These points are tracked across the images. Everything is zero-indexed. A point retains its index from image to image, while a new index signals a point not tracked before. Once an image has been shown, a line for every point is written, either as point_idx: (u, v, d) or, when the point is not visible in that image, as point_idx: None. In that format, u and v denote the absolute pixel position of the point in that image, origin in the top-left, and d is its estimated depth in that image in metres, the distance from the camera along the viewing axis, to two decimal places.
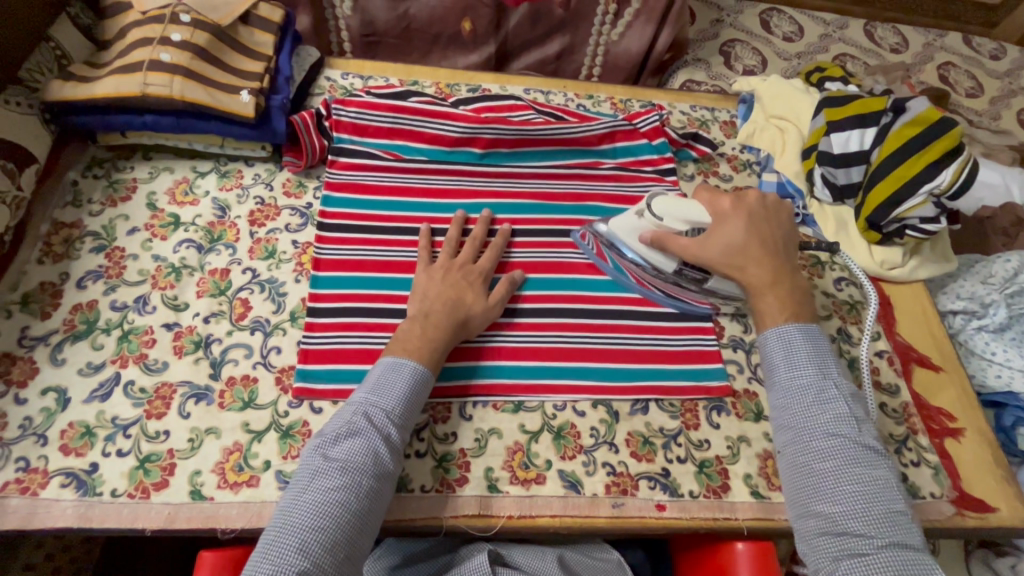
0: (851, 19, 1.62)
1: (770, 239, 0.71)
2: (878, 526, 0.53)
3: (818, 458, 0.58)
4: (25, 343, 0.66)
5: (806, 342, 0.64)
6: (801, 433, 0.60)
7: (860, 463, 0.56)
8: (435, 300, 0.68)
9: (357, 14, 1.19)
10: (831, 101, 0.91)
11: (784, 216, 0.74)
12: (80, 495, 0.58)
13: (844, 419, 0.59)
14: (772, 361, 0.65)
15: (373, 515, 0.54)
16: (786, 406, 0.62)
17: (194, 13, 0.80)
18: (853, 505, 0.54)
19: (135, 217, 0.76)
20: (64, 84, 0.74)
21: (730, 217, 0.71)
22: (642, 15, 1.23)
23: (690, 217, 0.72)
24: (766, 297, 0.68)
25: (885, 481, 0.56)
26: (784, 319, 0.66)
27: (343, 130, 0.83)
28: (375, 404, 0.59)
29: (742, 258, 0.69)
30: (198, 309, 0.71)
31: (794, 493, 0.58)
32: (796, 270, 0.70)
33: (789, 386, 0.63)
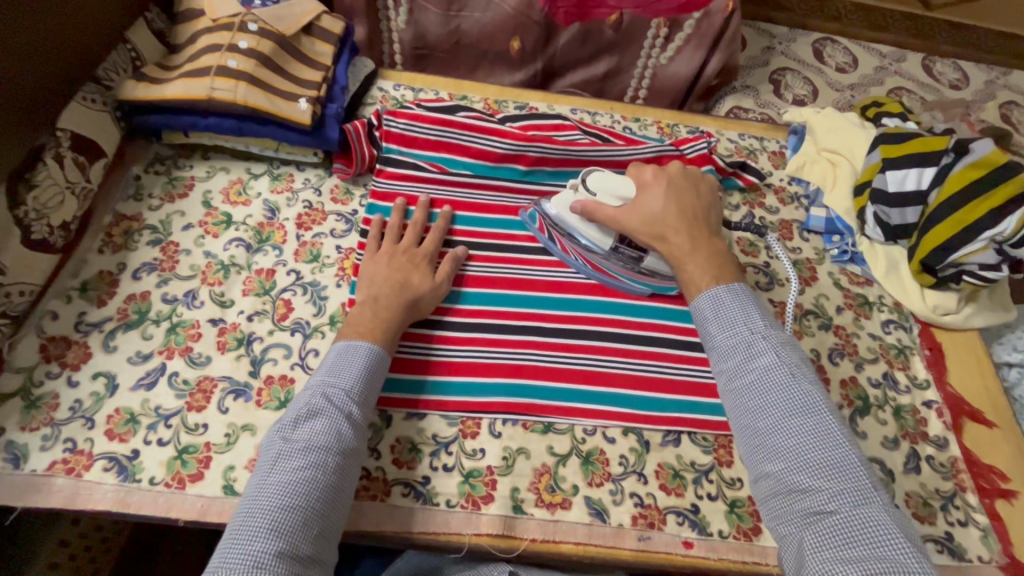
0: (908, 53, 1.58)
1: (689, 206, 0.74)
2: (825, 475, 0.53)
3: (760, 417, 0.58)
4: (81, 329, 0.68)
5: (734, 300, 0.65)
6: (740, 395, 0.60)
7: (798, 413, 0.57)
8: (382, 283, 0.70)
9: (411, 27, 1.22)
10: (888, 137, 0.89)
11: (705, 186, 0.79)
12: (121, 480, 0.60)
13: (780, 372, 0.59)
14: (707, 325, 0.65)
15: (342, 490, 0.55)
16: (724, 367, 0.63)
17: (261, 22, 0.83)
18: (798, 461, 0.54)
19: (190, 213, 0.79)
20: (137, 84, 0.78)
21: (650, 187, 0.75)
22: (692, 40, 1.22)
23: (619, 189, 0.76)
24: (686, 263, 0.70)
25: (828, 427, 0.55)
26: (707, 283, 0.68)
27: (391, 141, 0.85)
28: (334, 385, 0.60)
29: (663, 227, 0.72)
30: (242, 307, 0.73)
31: (747, 455, 0.59)
32: (716, 233, 0.74)
33: (723, 345, 0.63)
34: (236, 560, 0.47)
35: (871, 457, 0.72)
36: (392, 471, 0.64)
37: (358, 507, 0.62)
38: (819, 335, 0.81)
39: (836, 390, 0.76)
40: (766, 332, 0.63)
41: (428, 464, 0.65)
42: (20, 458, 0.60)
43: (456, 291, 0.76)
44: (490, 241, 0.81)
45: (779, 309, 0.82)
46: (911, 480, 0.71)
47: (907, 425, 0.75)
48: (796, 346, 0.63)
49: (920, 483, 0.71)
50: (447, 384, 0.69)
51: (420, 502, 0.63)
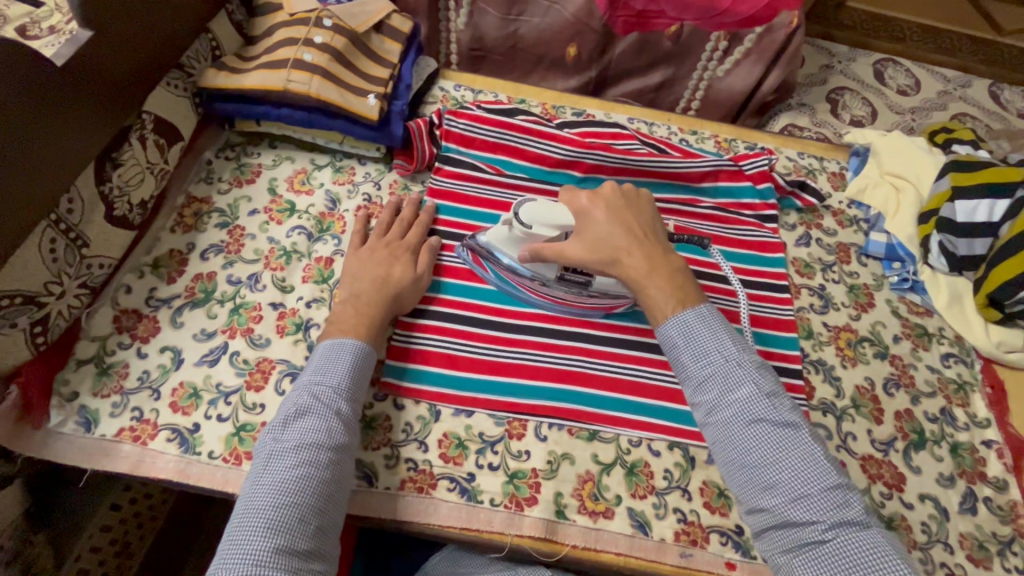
0: (975, 79, 1.53)
1: (635, 224, 0.68)
2: (820, 506, 0.52)
3: (746, 452, 0.56)
4: (151, 303, 0.72)
5: (704, 325, 0.62)
6: (723, 430, 0.58)
7: (785, 447, 0.55)
8: (365, 278, 0.69)
9: (469, 29, 1.24)
10: (960, 165, 0.87)
11: (644, 204, 0.72)
12: (182, 451, 0.63)
13: (759, 402, 0.57)
14: (679, 355, 0.62)
15: (337, 485, 0.55)
16: (702, 400, 0.60)
17: (336, 18, 0.85)
18: (789, 496, 0.54)
19: (256, 199, 0.82)
20: (217, 73, 0.82)
21: (591, 211, 0.69)
22: (752, 55, 1.21)
23: (559, 220, 0.69)
24: (648, 286, 0.64)
25: (813, 451, 0.55)
26: (671, 307, 0.63)
27: (451, 140, 0.86)
28: (321, 382, 0.60)
29: (615, 251, 0.66)
30: (302, 293, 0.75)
31: (735, 488, 0.58)
32: (668, 249, 0.68)
33: (700, 377, 0.60)
34: (237, 561, 0.48)
35: (924, 494, 0.70)
36: (439, 465, 0.65)
37: (404, 498, 0.63)
38: (875, 363, 0.79)
39: (890, 421, 0.74)
40: (739, 358, 0.60)
41: (473, 461, 0.66)
42: (91, 422, 0.64)
43: (438, 282, 0.76)
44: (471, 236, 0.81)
45: (832, 334, 0.81)
46: (966, 521, 0.69)
47: (965, 464, 0.73)
48: (765, 363, 0.61)
49: (976, 525, 0.69)
50: (496, 384, 0.70)
51: (465, 498, 0.64)
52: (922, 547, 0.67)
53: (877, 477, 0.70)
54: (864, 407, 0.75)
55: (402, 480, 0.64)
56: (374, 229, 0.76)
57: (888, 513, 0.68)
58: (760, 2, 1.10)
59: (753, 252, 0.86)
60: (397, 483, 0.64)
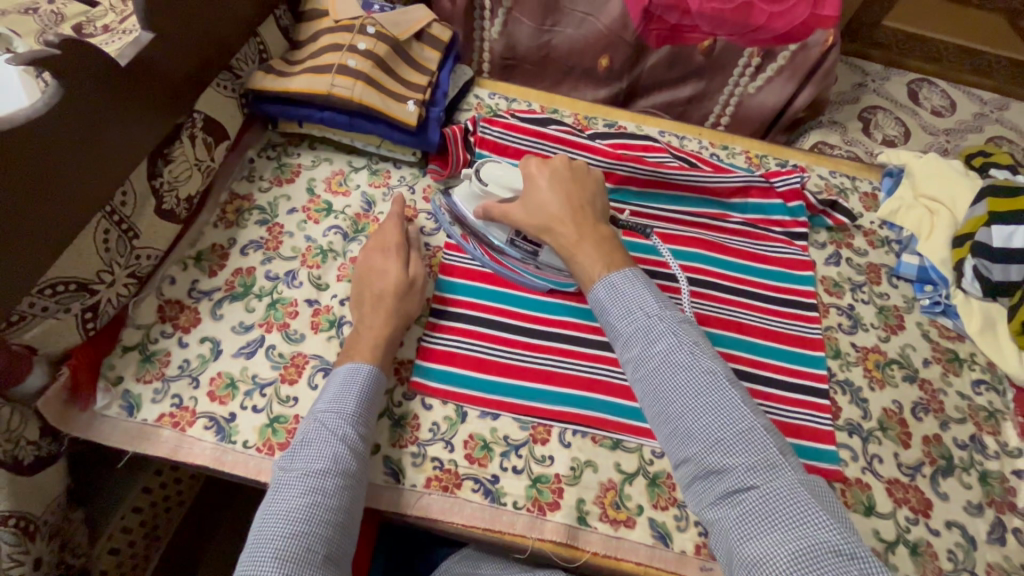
0: (1011, 102, 1.51)
1: (576, 197, 0.72)
2: (738, 451, 0.53)
3: (670, 403, 0.57)
4: (193, 295, 0.74)
5: (629, 284, 0.64)
6: (647, 383, 0.59)
7: (706, 397, 0.56)
8: (386, 281, 0.71)
9: (503, 38, 1.25)
10: (997, 190, 0.86)
11: (594, 179, 0.75)
12: (218, 439, 0.65)
13: (679, 354, 0.58)
14: (607, 315, 0.64)
15: (346, 512, 0.55)
16: (631, 356, 0.62)
17: (379, 26, 0.88)
18: (708, 443, 0.54)
19: (295, 198, 0.84)
20: (265, 76, 0.85)
21: (537, 180, 0.73)
22: (785, 72, 1.20)
23: (511, 180, 0.75)
24: (577, 254, 0.68)
25: (732, 399, 0.55)
26: (601, 271, 0.66)
27: (485, 147, 0.88)
28: (329, 410, 0.61)
29: (549, 220, 0.70)
30: (336, 291, 0.77)
31: (664, 444, 0.58)
32: (603, 220, 0.71)
33: (626, 334, 0.62)
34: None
35: (950, 521, 0.69)
36: (464, 465, 0.66)
37: (429, 496, 0.64)
38: (903, 386, 0.78)
39: (918, 446, 0.74)
40: (661, 313, 0.62)
41: (498, 464, 0.67)
42: (134, 406, 0.67)
43: (444, 282, 0.78)
44: None
45: (860, 355, 0.80)
46: (995, 551, 0.68)
47: (994, 493, 0.72)
48: (693, 321, 0.63)
49: (1004, 556, 0.68)
50: (522, 389, 0.71)
51: (488, 499, 0.65)
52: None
53: (903, 502, 0.69)
54: (892, 430, 0.74)
55: (428, 478, 0.65)
56: (382, 229, 0.78)
57: (914, 538, 0.67)
58: (794, 20, 1.13)
59: (780, 269, 0.85)
60: (423, 481, 0.65)
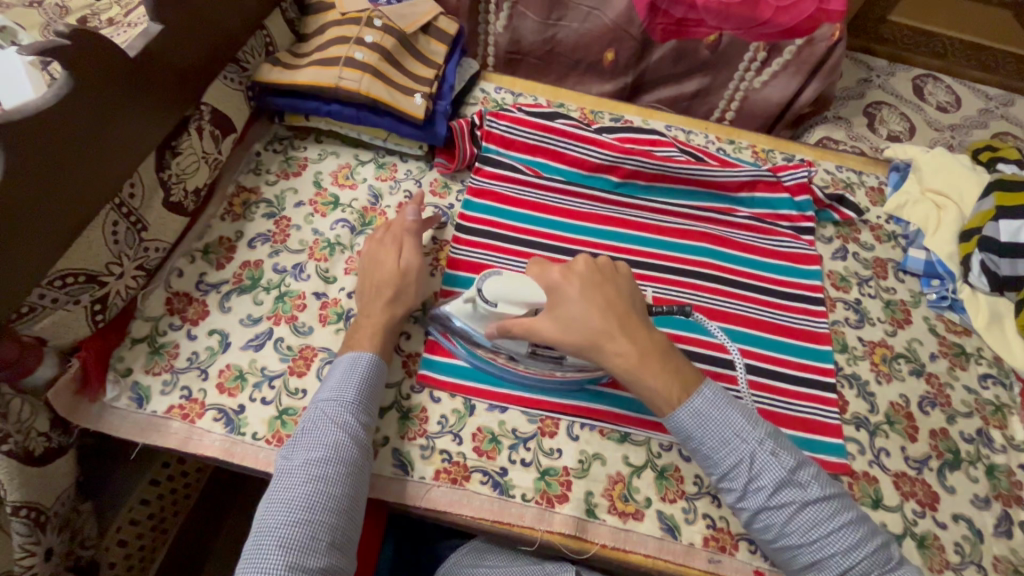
0: (1017, 97, 1.51)
1: (615, 303, 0.63)
2: (862, 569, 0.55)
3: (785, 534, 0.57)
4: (201, 288, 0.74)
5: (713, 408, 0.60)
6: (758, 517, 0.59)
7: (821, 523, 0.56)
8: (390, 273, 0.71)
9: (508, 32, 1.25)
10: (1004, 185, 0.86)
11: (619, 274, 0.67)
12: (228, 431, 0.65)
13: (786, 485, 0.57)
14: (697, 445, 0.61)
15: (349, 499, 0.55)
16: (734, 492, 0.59)
17: (386, 19, 0.88)
18: (832, 573, 0.56)
19: (302, 191, 0.84)
20: (272, 68, 0.85)
21: (563, 288, 0.63)
22: (790, 67, 1.20)
23: (526, 297, 0.63)
24: (646, 377, 0.61)
25: (841, 514, 0.57)
26: (680, 396, 0.61)
27: (492, 141, 0.88)
28: (330, 398, 0.61)
29: (595, 338, 0.61)
30: (344, 284, 0.77)
31: (779, 561, 0.60)
32: (650, 325, 0.64)
33: (727, 473, 0.59)
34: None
35: (958, 514, 0.69)
36: (473, 458, 0.67)
37: (438, 488, 0.65)
38: (910, 380, 0.78)
39: (924, 439, 0.74)
40: (754, 435, 0.60)
41: (506, 457, 0.67)
42: (143, 398, 0.67)
43: (452, 275, 0.78)
44: (481, 227, 0.82)
45: (867, 349, 0.80)
46: (1002, 544, 0.68)
47: (1000, 486, 0.72)
48: (776, 429, 0.62)
49: (1011, 548, 0.68)
50: (530, 382, 0.71)
51: (497, 491, 0.65)
52: (955, 567, 0.66)
53: (910, 495, 0.70)
54: (898, 424, 0.74)
55: (436, 470, 0.65)
56: (387, 221, 0.78)
57: (921, 531, 0.67)
58: (801, 14, 1.12)
59: (786, 263, 0.85)
60: (432, 473, 0.65)
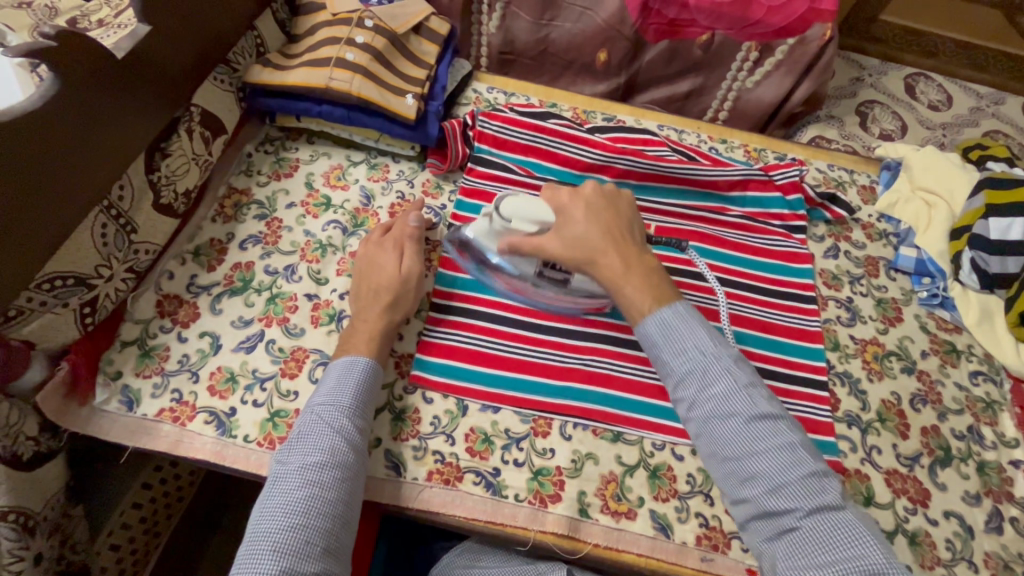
0: (1008, 96, 1.51)
1: (615, 226, 0.69)
2: (797, 494, 0.54)
3: (724, 444, 0.58)
4: (192, 290, 0.74)
5: (680, 321, 0.63)
6: (703, 424, 0.60)
7: (762, 436, 0.57)
8: (390, 277, 0.71)
9: (501, 33, 1.25)
10: (994, 182, 0.87)
11: (626, 203, 0.73)
12: (219, 433, 0.65)
13: (735, 395, 0.59)
14: (658, 351, 0.64)
15: (344, 504, 0.55)
16: (685, 396, 0.62)
17: (377, 19, 0.88)
18: (766, 484, 0.55)
19: (294, 193, 0.84)
20: (263, 70, 0.85)
21: (570, 210, 0.69)
22: (782, 66, 1.20)
23: (537, 217, 0.69)
24: (624, 286, 0.66)
25: (790, 440, 0.56)
26: (650, 306, 0.65)
27: (484, 141, 0.88)
28: (326, 402, 0.60)
29: (591, 250, 0.67)
30: (336, 285, 0.77)
31: (720, 483, 0.60)
32: (644, 248, 0.69)
33: (680, 374, 0.62)
34: None
35: (949, 511, 0.70)
36: (465, 459, 0.66)
37: (430, 489, 0.65)
38: (901, 378, 0.78)
39: (915, 437, 0.74)
40: (714, 351, 0.62)
41: (499, 457, 0.67)
42: (133, 401, 0.66)
43: (444, 276, 0.78)
44: None
45: (859, 347, 0.80)
46: (993, 540, 0.69)
47: (991, 483, 0.73)
48: (745, 360, 0.63)
49: (1002, 545, 0.69)
50: (523, 382, 0.71)
51: (489, 492, 0.65)
52: (946, 564, 0.66)
53: (902, 492, 0.70)
54: (890, 421, 0.75)
55: (429, 471, 0.65)
56: (387, 223, 0.78)
57: (913, 528, 0.68)
58: (792, 14, 1.12)
59: (778, 262, 0.86)
60: (424, 474, 0.65)
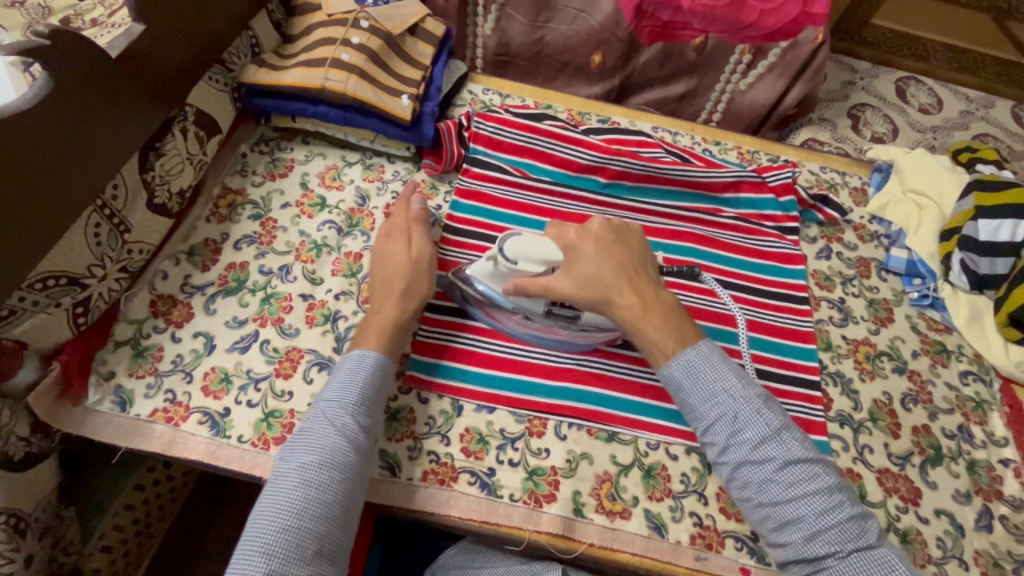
0: (998, 99, 1.53)
1: (626, 262, 0.68)
2: (838, 538, 0.54)
3: (761, 490, 0.58)
4: (186, 290, 0.74)
5: (708, 365, 0.63)
6: (736, 470, 0.60)
7: (797, 482, 0.57)
8: (401, 263, 0.71)
9: (496, 34, 1.25)
10: (983, 185, 0.88)
11: (635, 236, 0.72)
12: (213, 434, 0.65)
13: (768, 440, 0.59)
14: (686, 397, 0.64)
15: (340, 506, 0.55)
16: (716, 442, 0.62)
17: (372, 20, 0.88)
18: (805, 532, 0.56)
19: (289, 193, 0.84)
20: (258, 69, 0.84)
21: (580, 247, 0.68)
22: (775, 69, 1.21)
23: (545, 255, 0.66)
24: (644, 327, 0.65)
25: (824, 482, 0.57)
26: (675, 348, 0.65)
27: (479, 142, 0.88)
28: (331, 402, 0.60)
29: (606, 289, 0.66)
30: (331, 285, 0.77)
31: (756, 524, 0.60)
32: (658, 283, 0.69)
33: (710, 420, 0.62)
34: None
35: (939, 509, 0.70)
36: (460, 459, 0.67)
37: (426, 489, 0.64)
38: (893, 378, 0.79)
39: (907, 436, 0.75)
40: (743, 393, 0.62)
41: (494, 457, 0.67)
42: (126, 402, 0.66)
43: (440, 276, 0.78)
44: (471, 229, 0.83)
45: (851, 347, 0.81)
46: (983, 539, 0.69)
47: (981, 481, 0.73)
48: (772, 398, 0.63)
49: (992, 542, 0.69)
50: (518, 382, 0.71)
51: (485, 492, 0.65)
52: (937, 562, 0.67)
53: (893, 491, 0.71)
54: (882, 420, 0.75)
55: (424, 471, 0.65)
56: (393, 212, 0.78)
57: (904, 527, 0.68)
58: (785, 17, 1.14)
59: (772, 263, 0.86)
60: (420, 474, 0.65)
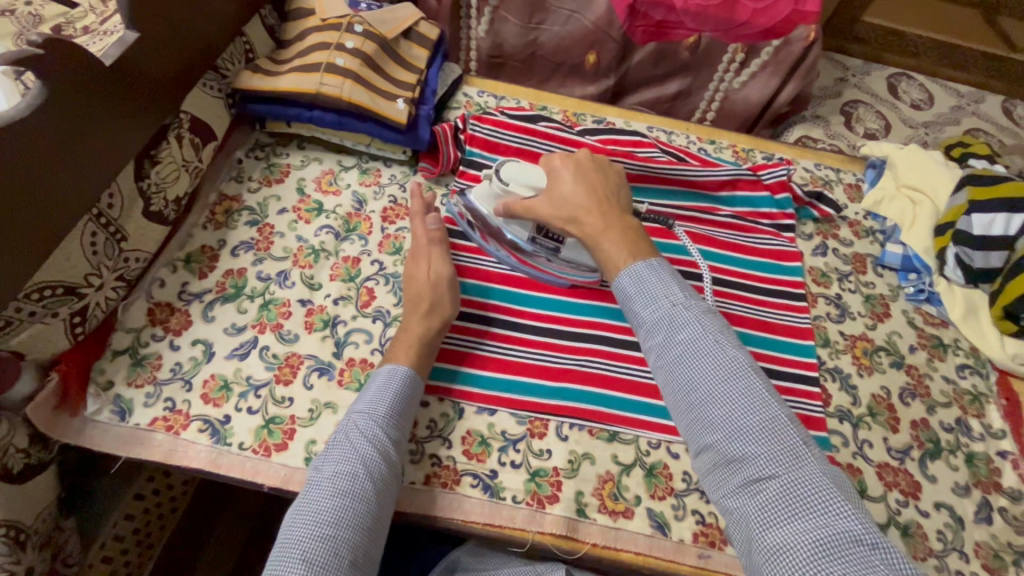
0: (988, 94, 1.55)
1: (600, 187, 0.71)
2: (759, 440, 0.52)
3: (692, 391, 0.57)
4: (184, 297, 0.74)
5: (654, 273, 0.62)
6: (669, 371, 0.59)
7: (727, 382, 0.55)
8: (423, 285, 0.71)
9: (490, 36, 1.25)
10: (976, 178, 0.89)
11: (615, 173, 0.75)
12: (214, 442, 0.65)
13: (702, 342, 0.57)
14: (630, 303, 0.63)
15: (374, 518, 0.55)
16: (654, 344, 0.60)
17: (366, 24, 0.88)
18: (728, 430, 0.53)
19: (285, 198, 0.84)
20: (252, 75, 0.84)
21: (560, 172, 0.73)
22: (768, 67, 1.22)
23: (533, 179, 0.74)
24: (602, 241, 0.67)
25: (756, 388, 0.54)
26: (625, 261, 0.64)
27: (475, 145, 0.88)
28: (364, 412, 0.60)
29: (575, 210, 0.69)
30: (329, 290, 0.76)
31: (686, 433, 0.58)
32: (628, 210, 0.70)
33: (649, 323, 0.61)
34: None
35: (939, 502, 0.71)
36: (462, 462, 0.67)
37: (428, 493, 0.64)
38: (891, 372, 0.80)
39: (906, 431, 0.75)
40: (686, 301, 0.61)
41: (496, 459, 0.67)
42: (126, 411, 0.66)
43: None
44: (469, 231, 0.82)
45: (849, 343, 0.82)
46: (983, 531, 0.70)
47: (979, 474, 0.74)
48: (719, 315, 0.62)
49: (991, 534, 0.70)
50: (518, 384, 0.71)
51: (487, 494, 0.65)
52: (938, 555, 0.67)
53: (893, 485, 0.71)
54: (880, 415, 0.76)
55: (427, 475, 0.65)
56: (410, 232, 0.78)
57: (905, 520, 0.69)
58: (778, 15, 1.12)
59: (769, 260, 0.87)
60: (422, 478, 0.65)
